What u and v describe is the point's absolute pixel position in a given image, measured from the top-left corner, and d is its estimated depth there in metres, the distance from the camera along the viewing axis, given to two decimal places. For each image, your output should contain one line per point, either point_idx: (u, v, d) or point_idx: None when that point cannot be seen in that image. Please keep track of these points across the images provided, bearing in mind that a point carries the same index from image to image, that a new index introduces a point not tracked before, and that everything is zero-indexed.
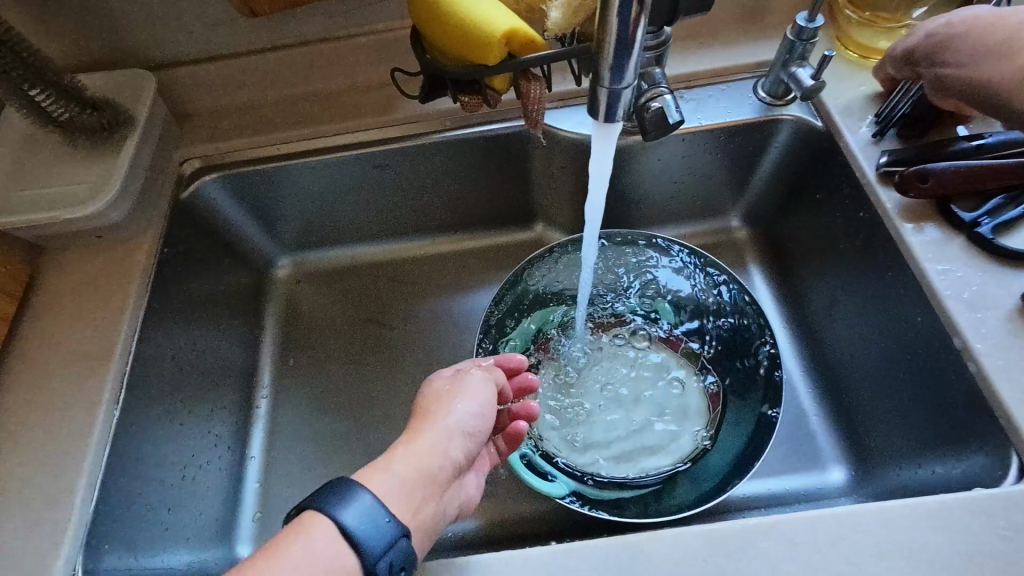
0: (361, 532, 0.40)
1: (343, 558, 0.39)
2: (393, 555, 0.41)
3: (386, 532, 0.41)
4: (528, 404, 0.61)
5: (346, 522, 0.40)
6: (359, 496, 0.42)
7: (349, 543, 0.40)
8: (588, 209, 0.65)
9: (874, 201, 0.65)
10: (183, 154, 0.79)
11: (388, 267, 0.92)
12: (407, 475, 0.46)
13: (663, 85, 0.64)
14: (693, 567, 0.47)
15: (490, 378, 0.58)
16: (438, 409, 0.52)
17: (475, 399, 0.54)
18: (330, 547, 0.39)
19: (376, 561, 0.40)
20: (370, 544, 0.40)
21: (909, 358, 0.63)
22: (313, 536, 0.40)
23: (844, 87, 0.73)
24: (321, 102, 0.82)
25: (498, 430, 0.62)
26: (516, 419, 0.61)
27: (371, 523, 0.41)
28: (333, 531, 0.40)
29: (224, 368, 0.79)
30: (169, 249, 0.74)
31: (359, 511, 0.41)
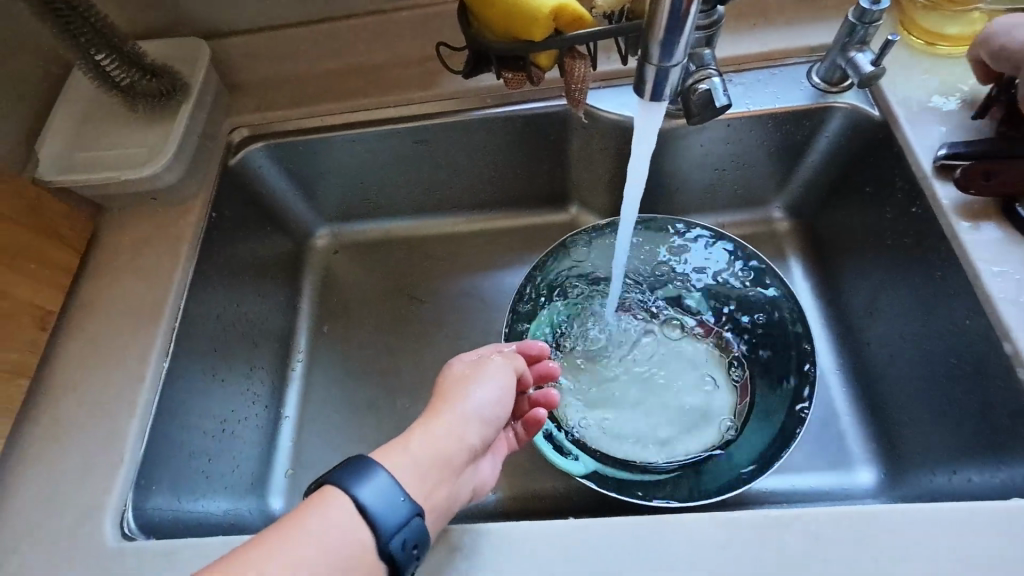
0: (377, 509, 0.42)
1: (360, 533, 0.41)
2: (406, 534, 0.42)
3: (400, 511, 0.42)
4: (549, 392, 0.62)
5: (362, 499, 0.42)
6: (376, 475, 0.43)
7: (365, 519, 0.41)
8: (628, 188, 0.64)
9: (929, 196, 0.62)
10: (233, 123, 0.81)
11: (422, 242, 0.93)
12: (425, 458, 0.48)
13: (712, 67, 0.62)
14: (709, 553, 0.47)
15: (511, 365, 0.58)
16: (456, 394, 0.53)
17: (494, 387, 0.55)
18: (347, 522, 0.41)
19: (390, 539, 0.42)
20: (385, 521, 0.42)
21: (953, 363, 0.60)
22: (331, 510, 0.41)
23: (906, 75, 0.69)
24: (365, 75, 0.83)
25: (517, 417, 0.63)
26: (536, 406, 0.62)
27: (387, 503, 0.42)
28: (350, 507, 0.41)
29: (264, 330, 0.82)
30: (218, 214, 0.77)
31: (375, 491, 0.42)
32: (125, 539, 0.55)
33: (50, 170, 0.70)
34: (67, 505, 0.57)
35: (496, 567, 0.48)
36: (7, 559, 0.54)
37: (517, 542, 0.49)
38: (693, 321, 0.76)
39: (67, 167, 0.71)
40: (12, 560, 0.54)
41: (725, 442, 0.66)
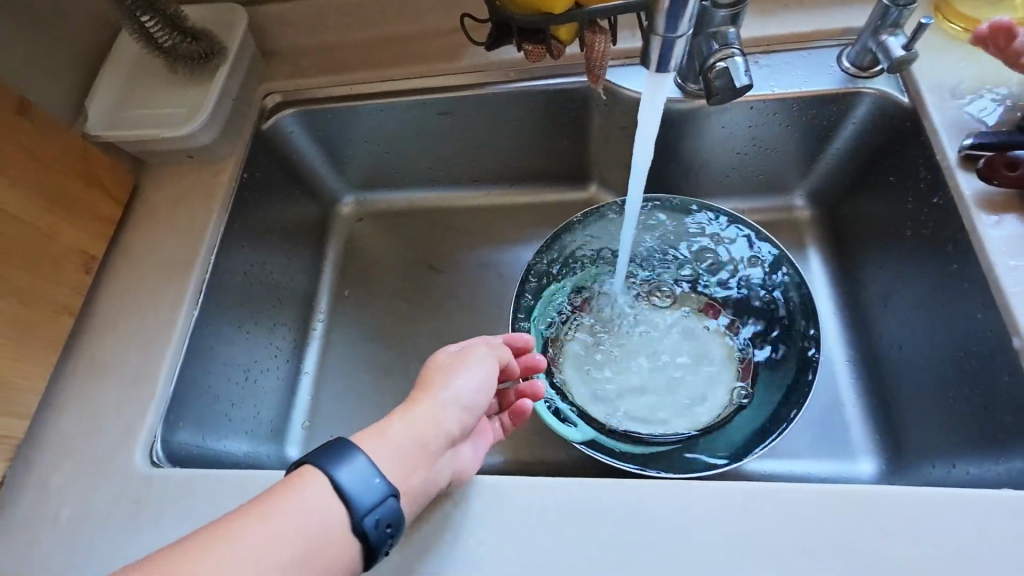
0: (352, 489, 0.44)
1: (336, 509, 0.43)
2: (380, 516, 0.44)
3: (375, 491, 0.45)
4: (535, 384, 0.63)
5: (339, 478, 0.44)
6: (353, 458, 0.45)
7: (341, 499, 0.44)
8: (637, 164, 0.64)
9: (952, 186, 0.61)
10: (266, 88, 0.85)
11: (443, 215, 0.96)
12: (402, 443, 0.49)
13: (736, 47, 0.61)
14: (690, 518, 0.49)
15: (494, 356, 0.60)
16: (437, 383, 0.54)
17: (476, 375, 0.56)
18: (324, 499, 0.44)
19: (364, 516, 0.44)
20: (359, 500, 0.44)
21: (961, 357, 0.60)
22: (309, 488, 0.44)
23: (942, 61, 0.67)
24: (394, 46, 0.85)
25: (504, 408, 0.65)
26: (522, 397, 0.64)
27: (362, 483, 0.45)
28: (327, 485, 0.44)
29: (288, 289, 0.87)
30: (249, 175, 0.81)
31: (352, 472, 0.45)
32: (154, 466, 0.60)
33: (97, 126, 0.74)
34: (104, 433, 0.62)
35: (489, 517, 0.51)
36: (51, 476, 0.60)
37: (509, 495, 0.52)
38: (701, 302, 0.76)
39: (112, 123, 0.75)
40: (55, 476, 0.60)
41: (732, 412, 0.68)
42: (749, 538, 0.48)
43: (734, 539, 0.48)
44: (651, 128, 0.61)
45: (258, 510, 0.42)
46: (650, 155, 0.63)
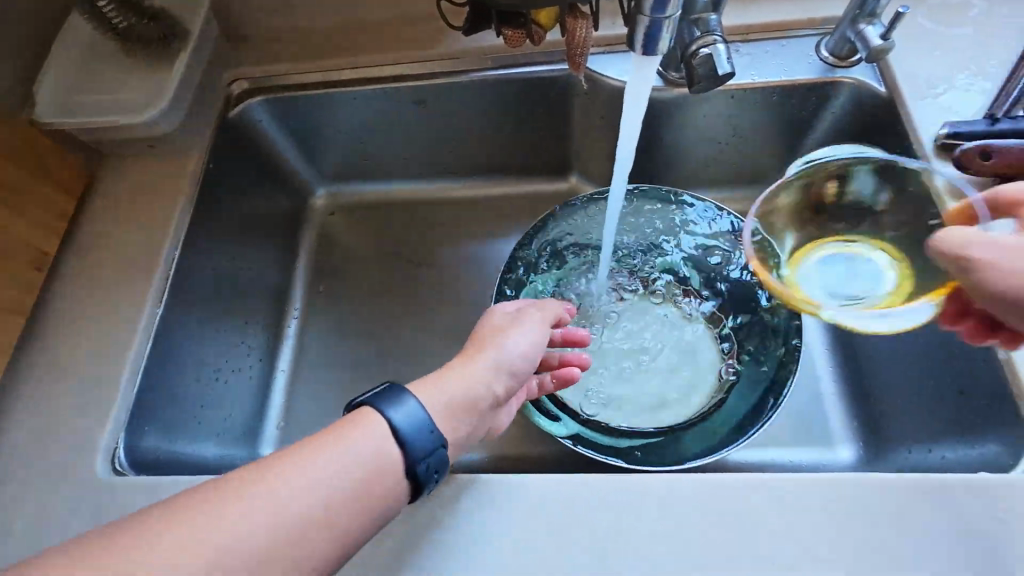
0: (408, 434, 0.43)
1: (386, 459, 0.42)
2: (431, 462, 0.44)
3: (429, 439, 0.44)
4: (583, 355, 0.63)
5: (396, 423, 0.43)
6: (410, 404, 0.44)
7: (397, 441, 0.43)
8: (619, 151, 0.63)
9: (929, 175, 0.61)
10: (232, 74, 0.81)
11: (421, 207, 0.93)
12: (454, 397, 0.49)
13: (717, 33, 0.61)
14: (678, 513, 0.48)
15: (546, 319, 0.60)
16: (493, 343, 0.54)
17: (528, 338, 0.56)
18: (380, 441, 0.43)
19: (416, 462, 0.43)
20: (414, 446, 0.43)
21: (938, 343, 0.61)
22: (365, 432, 0.43)
23: (917, 51, 0.68)
24: (368, 31, 0.82)
25: (544, 369, 0.63)
26: (567, 364, 0.62)
27: (417, 430, 0.44)
28: (386, 429, 0.43)
29: (259, 286, 0.83)
30: (215, 164, 0.77)
31: (408, 418, 0.44)
32: (116, 474, 0.57)
33: (47, 112, 0.70)
34: (61, 441, 0.58)
35: (475, 517, 0.50)
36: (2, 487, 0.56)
37: (496, 493, 0.50)
38: (683, 293, 0.76)
39: (64, 109, 0.71)
40: (7, 487, 0.56)
41: (720, 397, 0.68)
42: (736, 531, 0.47)
43: (722, 532, 0.47)
44: (639, 107, 0.59)
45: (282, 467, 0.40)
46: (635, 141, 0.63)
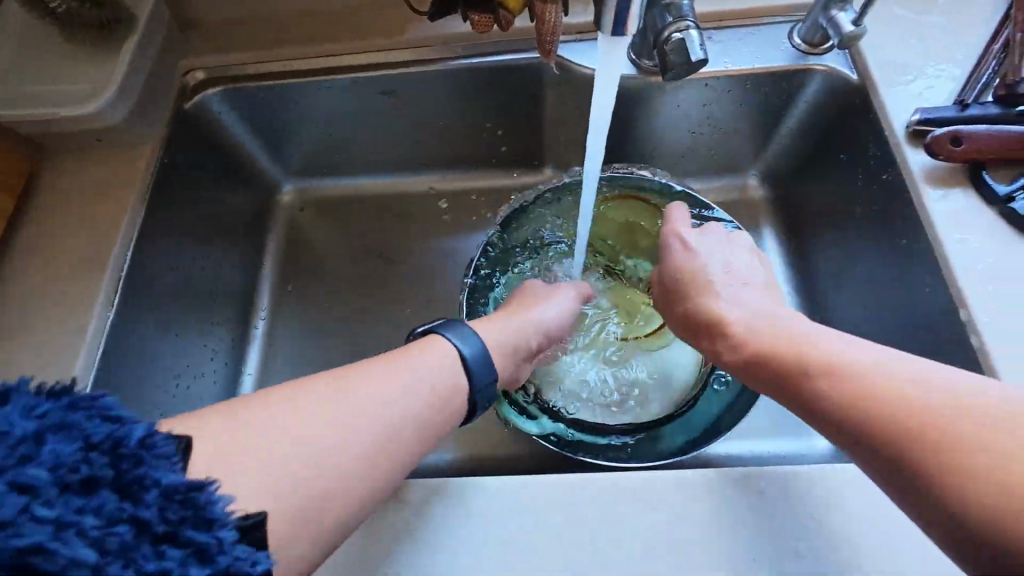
0: (473, 363, 0.50)
1: (440, 392, 0.47)
2: (487, 389, 0.51)
3: (487, 370, 0.51)
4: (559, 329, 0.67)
5: (463, 350, 0.50)
6: (475, 337, 0.52)
7: (463, 368, 0.50)
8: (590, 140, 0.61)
9: (900, 162, 0.61)
10: (187, 64, 0.77)
11: (391, 202, 0.91)
12: (507, 335, 0.57)
13: (690, 19, 0.59)
14: (654, 511, 0.47)
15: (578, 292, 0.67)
16: (533, 305, 0.62)
17: (562, 306, 0.64)
18: (447, 367, 0.49)
19: (477, 387, 0.50)
20: (476, 373, 0.50)
21: (910, 331, 0.61)
22: (430, 361, 0.48)
23: (888, 38, 0.68)
24: (330, 18, 0.78)
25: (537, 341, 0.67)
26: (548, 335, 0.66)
27: (480, 360, 0.51)
28: (452, 358, 0.50)
29: (222, 286, 0.80)
30: (170, 159, 0.73)
31: (473, 349, 0.51)
32: None
33: None
34: None
35: (446, 523, 0.48)
36: None
37: (466, 497, 0.49)
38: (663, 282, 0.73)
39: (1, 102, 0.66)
40: None
41: (698, 391, 0.65)
42: (712, 527, 0.46)
43: (698, 530, 0.46)
44: (609, 96, 0.58)
45: (321, 395, 0.42)
46: (605, 130, 0.61)
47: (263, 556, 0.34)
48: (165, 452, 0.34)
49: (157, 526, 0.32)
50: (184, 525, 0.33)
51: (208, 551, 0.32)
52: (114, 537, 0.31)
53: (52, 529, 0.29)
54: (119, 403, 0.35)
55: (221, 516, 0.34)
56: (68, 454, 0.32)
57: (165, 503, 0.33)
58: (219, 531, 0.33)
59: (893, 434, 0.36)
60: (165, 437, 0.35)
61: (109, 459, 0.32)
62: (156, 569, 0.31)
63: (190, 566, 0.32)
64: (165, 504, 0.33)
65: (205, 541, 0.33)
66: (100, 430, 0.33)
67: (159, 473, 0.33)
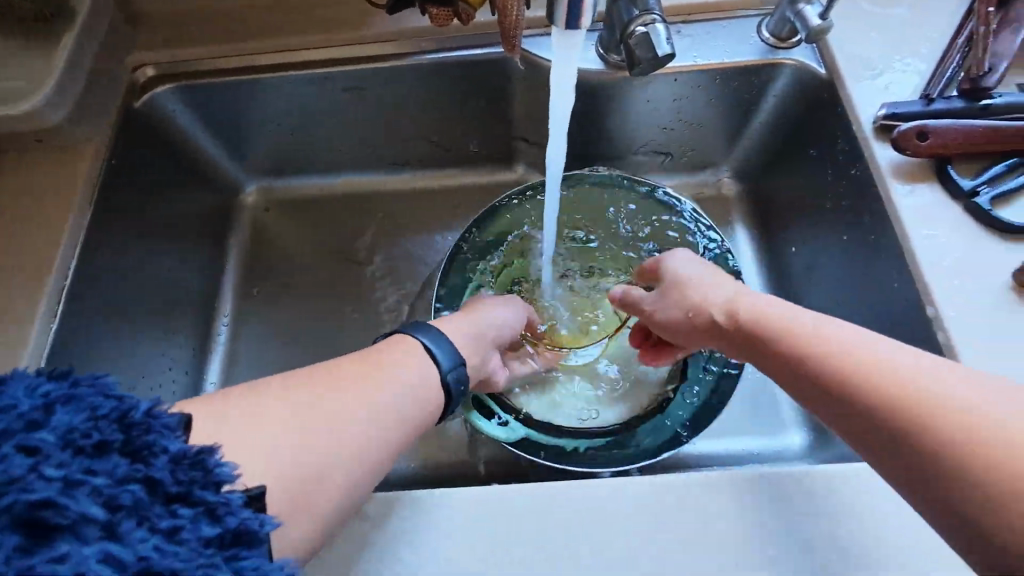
0: (435, 350, 0.50)
1: (417, 392, 0.46)
2: (458, 375, 0.50)
3: (452, 355, 0.50)
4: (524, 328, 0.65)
5: (424, 340, 0.50)
6: (435, 331, 0.51)
7: (429, 358, 0.49)
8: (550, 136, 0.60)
9: (868, 157, 0.60)
10: (135, 60, 0.73)
11: (358, 202, 0.88)
12: (471, 330, 0.56)
13: (656, 12, 0.58)
14: (623, 519, 0.46)
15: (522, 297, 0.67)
16: (482, 304, 0.61)
17: (511, 303, 0.63)
18: (410, 356, 0.48)
19: (445, 373, 0.49)
20: (441, 358, 0.49)
21: (880, 326, 0.60)
22: (399, 357, 0.47)
23: (855, 32, 0.67)
24: (288, 11, 0.75)
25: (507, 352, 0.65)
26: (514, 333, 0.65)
27: (442, 347, 0.50)
28: (418, 352, 0.49)
29: (180, 293, 0.77)
30: (118, 160, 0.69)
31: (434, 338, 0.50)
32: None
33: None
34: None
35: (409, 537, 0.46)
36: None
37: (430, 509, 0.47)
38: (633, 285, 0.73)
39: None
40: None
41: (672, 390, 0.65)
42: (682, 533, 0.45)
43: (668, 538, 0.45)
44: (565, 91, 0.56)
45: (296, 398, 0.40)
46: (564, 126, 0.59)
47: (270, 518, 0.34)
48: (169, 423, 0.33)
49: (168, 488, 0.31)
50: (194, 487, 0.32)
51: (218, 511, 0.32)
52: (126, 495, 0.30)
53: (59, 487, 0.28)
54: (116, 379, 0.34)
55: (229, 478, 0.33)
56: (78, 423, 0.31)
57: (174, 466, 0.32)
58: (227, 494, 0.33)
59: (884, 405, 0.37)
60: (167, 408, 0.34)
61: (116, 425, 0.31)
62: (169, 528, 0.31)
63: (202, 524, 0.32)
64: (174, 468, 0.32)
65: (215, 501, 0.32)
66: (103, 400, 0.32)
67: (166, 441, 0.32)
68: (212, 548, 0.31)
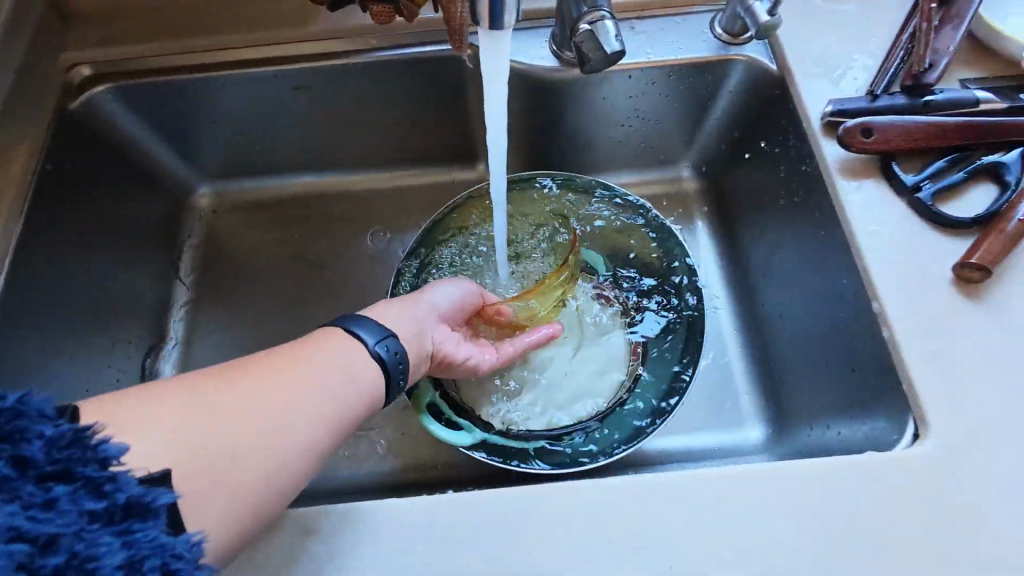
0: (360, 327, 0.48)
1: (355, 381, 0.45)
2: (390, 347, 0.48)
3: (377, 328, 0.48)
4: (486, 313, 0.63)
5: (346, 321, 0.48)
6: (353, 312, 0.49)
7: (354, 337, 0.47)
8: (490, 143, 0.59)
9: (816, 154, 0.61)
10: (71, 59, 0.70)
11: (317, 203, 0.86)
12: (401, 308, 0.53)
13: (605, 9, 0.57)
14: (570, 524, 0.46)
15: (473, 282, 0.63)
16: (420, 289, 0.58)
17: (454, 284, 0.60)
18: (332, 338, 0.46)
19: (374, 347, 0.47)
20: (366, 334, 0.48)
21: (831, 322, 0.61)
22: (329, 343, 0.45)
23: (805, 27, 0.67)
24: (234, 8, 0.73)
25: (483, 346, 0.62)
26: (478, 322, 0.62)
27: (365, 323, 0.48)
28: (344, 336, 0.47)
29: (129, 299, 0.75)
30: (54, 165, 0.67)
31: (356, 318, 0.49)
32: None
33: None
34: None
35: (354, 551, 0.45)
36: None
37: (376, 522, 0.46)
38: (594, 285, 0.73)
39: None
40: None
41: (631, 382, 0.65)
42: (629, 535, 0.45)
43: (613, 541, 0.45)
44: (495, 97, 0.56)
45: (217, 393, 0.39)
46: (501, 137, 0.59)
47: (166, 492, 0.34)
48: (46, 408, 0.33)
49: (42, 466, 0.31)
50: (74, 464, 0.32)
51: (103, 486, 0.32)
52: None
53: None
54: None
55: (116, 455, 0.33)
56: None
57: (49, 446, 0.32)
58: (113, 469, 0.33)
59: None
60: (43, 395, 0.34)
61: None
62: (43, 502, 0.30)
63: (83, 499, 0.31)
64: (49, 448, 0.32)
65: (99, 477, 0.32)
66: None
67: (41, 424, 0.32)
68: (98, 523, 0.31)
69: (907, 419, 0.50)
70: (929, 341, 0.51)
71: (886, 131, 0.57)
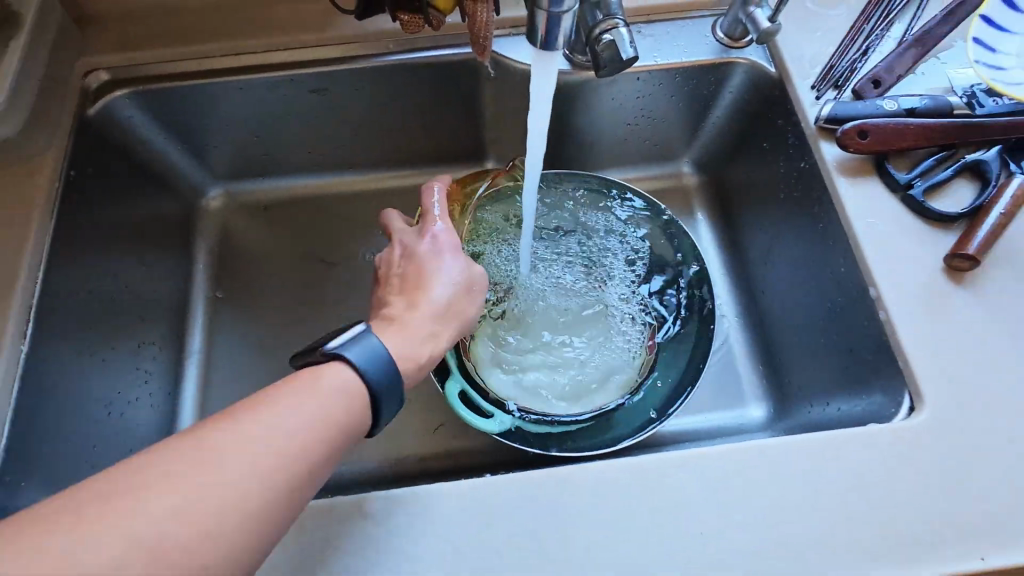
0: (381, 390, 0.45)
1: (356, 393, 0.44)
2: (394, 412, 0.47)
3: (394, 396, 0.46)
4: None
5: (369, 380, 0.45)
6: (382, 357, 0.46)
7: (369, 400, 0.45)
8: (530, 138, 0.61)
9: (816, 152, 0.66)
10: (88, 65, 0.71)
11: (331, 202, 0.87)
12: (420, 350, 0.53)
13: (620, 16, 0.60)
14: (608, 500, 0.50)
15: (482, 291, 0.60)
16: (439, 301, 0.56)
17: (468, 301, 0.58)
18: (349, 394, 0.44)
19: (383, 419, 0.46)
20: (384, 403, 0.46)
21: (829, 306, 0.66)
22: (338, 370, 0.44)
23: (800, 31, 0.72)
24: (252, 12, 0.75)
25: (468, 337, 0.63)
26: None
27: (387, 386, 0.46)
28: (356, 378, 0.45)
29: (152, 303, 0.76)
30: (78, 171, 0.67)
31: (379, 377, 0.45)
32: None
33: None
34: None
35: (410, 531, 0.48)
36: None
37: (426, 505, 0.49)
38: (608, 277, 0.76)
39: None
40: None
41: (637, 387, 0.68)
42: (662, 509, 0.49)
43: (646, 516, 0.49)
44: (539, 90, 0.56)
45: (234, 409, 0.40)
46: (546, 135, 0.61)
47: None
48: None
49: None
50: None
51: None
52: None
53: None
54: None
55: None
56: None
57: None
58: None
59: None
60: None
61: None
62: None
63: None
64: None
65: None
66: None
67: None
68: None
69: (903, 394, 0.55)
70: (921, 323, 0.56)
71: (883, 135, 0.62)
